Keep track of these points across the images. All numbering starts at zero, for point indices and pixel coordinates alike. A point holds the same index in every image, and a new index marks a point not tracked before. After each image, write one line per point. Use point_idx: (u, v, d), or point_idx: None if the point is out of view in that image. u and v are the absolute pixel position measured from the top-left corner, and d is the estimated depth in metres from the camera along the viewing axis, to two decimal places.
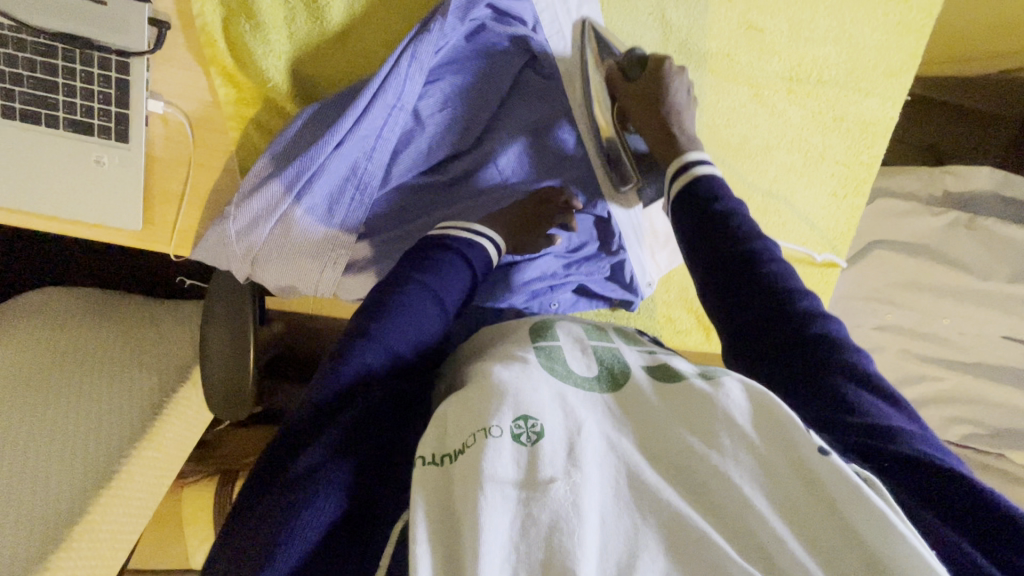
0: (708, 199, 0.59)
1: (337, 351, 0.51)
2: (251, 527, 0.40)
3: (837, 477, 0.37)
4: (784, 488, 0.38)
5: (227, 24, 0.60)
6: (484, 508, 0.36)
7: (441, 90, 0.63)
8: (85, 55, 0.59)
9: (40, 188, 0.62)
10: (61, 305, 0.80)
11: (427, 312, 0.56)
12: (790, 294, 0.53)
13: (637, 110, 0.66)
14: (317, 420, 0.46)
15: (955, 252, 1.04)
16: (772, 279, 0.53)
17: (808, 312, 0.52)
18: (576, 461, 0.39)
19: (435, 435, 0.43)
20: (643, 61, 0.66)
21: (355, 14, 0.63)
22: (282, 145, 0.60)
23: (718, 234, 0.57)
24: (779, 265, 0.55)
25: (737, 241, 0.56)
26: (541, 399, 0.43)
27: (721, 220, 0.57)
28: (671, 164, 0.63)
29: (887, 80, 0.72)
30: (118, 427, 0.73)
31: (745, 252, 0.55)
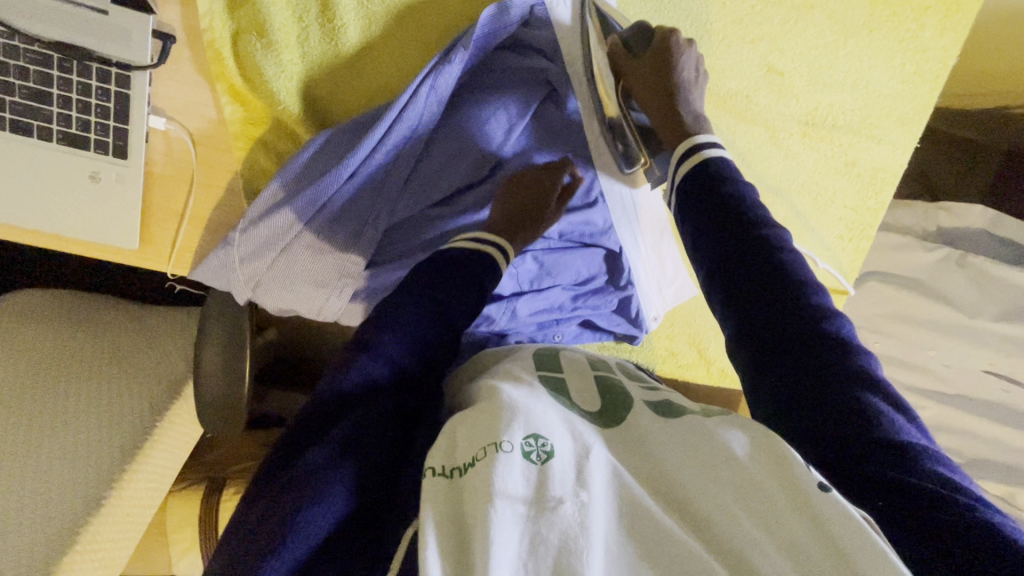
0: (719, 180, 0.56)
1: (344, 359, 0.51)
2: (248, 524, 0.40)
3: (838, 512, 0.36)
4: (780, 520, 0.38)
5: (237, 41, 0.57)
6: (494, 521, 0.37)
7: (457, 120, 0.62)
8: (82, 66, 0.55)
9: (31, 202, 0.59)
10: (45, 315, 0.76)
11: (426, 323, 0.55)
12: (802, 288, 0.50)
13: (644, 85, 0.60)
14: (319, 424, 0.46)
15: (945, 288, 1.07)
16: (785, 269, 0.50)
17: (820, 307, 0.49)
18: (584, 483, 0.40)
19: (445, 448, 0.44)
20: (648, 35, 0.61)
21: (373, 35, 0.60)
22: (297, 168, 0.59)
23: (727, 223, 0.54)
24: (792, 257, 0.52)
25: (750, 231, 0.53)
26: (551, 421, 0.44)
27: (732, 203, 0.54)
28: (681, 144, 0.58)
29: (900, 128, 0.72)
30: (105, 445, 0.71)
31: (758, 241, 0.52)
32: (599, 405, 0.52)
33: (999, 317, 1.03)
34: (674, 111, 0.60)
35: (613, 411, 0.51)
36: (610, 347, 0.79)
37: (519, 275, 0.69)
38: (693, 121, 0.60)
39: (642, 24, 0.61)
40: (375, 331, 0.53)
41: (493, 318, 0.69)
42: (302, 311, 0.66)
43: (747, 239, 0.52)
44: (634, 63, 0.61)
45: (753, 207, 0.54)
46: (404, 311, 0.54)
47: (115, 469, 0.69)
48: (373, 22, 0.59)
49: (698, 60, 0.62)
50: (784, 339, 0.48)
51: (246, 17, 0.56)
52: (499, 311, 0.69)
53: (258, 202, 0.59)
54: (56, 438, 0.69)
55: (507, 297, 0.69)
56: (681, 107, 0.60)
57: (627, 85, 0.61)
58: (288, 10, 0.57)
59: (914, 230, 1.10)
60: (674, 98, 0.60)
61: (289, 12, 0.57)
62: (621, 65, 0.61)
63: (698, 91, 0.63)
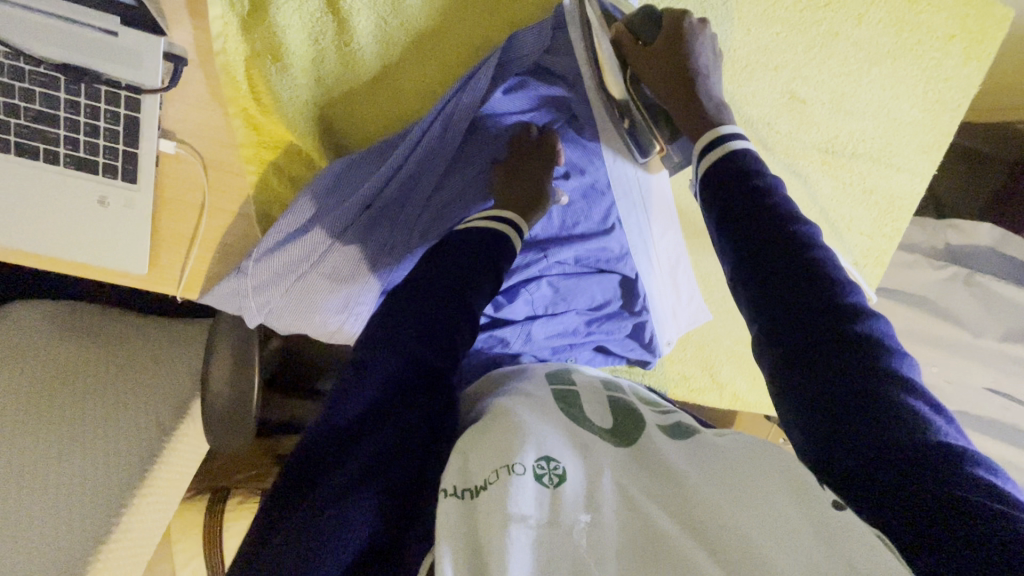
0: (745, 175, 0.53)
1: (348, 375, 0.50)
2: (269, 556, 0.40)
3: (847, 526, 0.37)
4: (792, 535, 0.37)
5: (252, 64, 0.55)
6: (508, 547, 0.37)
7: (472, 146, 0.62)
8: (92, 88, 0.54)
9: (35, 224, 0.57)
10: (47, 335, 0.74)
11: (455, 322, 0.52)
12: (834, 285, 0.46)
13: (659, 70, 0.57)
14: (339, 438, 0.45)
15: (951, 306, 1.07)
16: (818, 265, 0.47)
17: (854, 304, 0.45)
18: (596, 505, 0.41)
19: (458, 467, 0.45)
20: (658, 20, 0.58)
21: (390, 59, 0.58)
22: (319, 192, 0.58)
23: (751, 214, 0.50)
24: (825, 253, 0.48)
25: (778, 221, 0.49)
26: (560, 444, 0.46)
27: (754, 196, 0.51)
28: (704, 134, 0.55)
29: (919, 156, 0.72)
30: (111, 468, 0.69)
31: (787, 235, 0.49)
32: (611, 423, 0.52)
33: (1003, 337, 1.04)
34: (692, 95, 0.57)
35: (625, 433, 0.50)
36: (622, 371, 0.79)
37: (534, 301, 0.68)
38: (711, 107, 0.57)
39: (650, 9, 0.58)
40: (391, 327, 0.51)
41: (508, 342, 0.68)
42: (314, 334, 0.65)
43: (774, 230, 0.49)
44: (645, 50, 0.57)
45: (779, 199, 0.51)
46: (428, 306, 0.52)
47: (122, 493, 0.68)
48: (391, 45, 0.57)
49: (712, 41, 0.60)
50: (811, 338, 0.45)
51: (260, 39, 0.54)
52: (513, 334, 0.68)
53: (278, 225, 0.57)
54: (61, 461, 0.68)
55: (521, 321, 0.68)
56: (697, 88, 0.57)
57: (634, 71, 0.58)
58: (303, 32, 0.54)
59: (922, 247, 1.10)
60: (692, 86, 0.57)
61: (305, 35, 0.54)
62: (626, 52, 0.58)
63: (712, 73, 0.59)
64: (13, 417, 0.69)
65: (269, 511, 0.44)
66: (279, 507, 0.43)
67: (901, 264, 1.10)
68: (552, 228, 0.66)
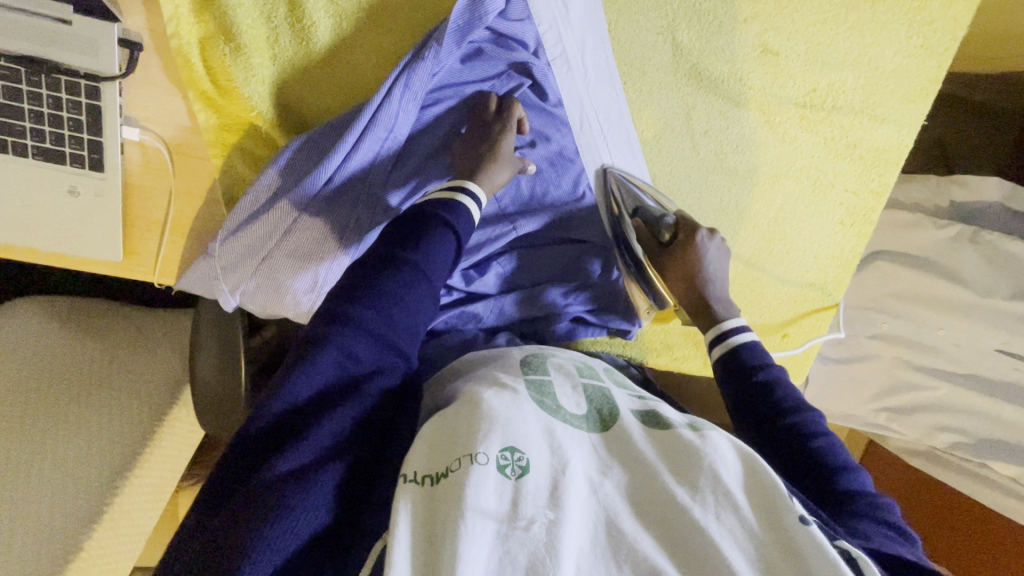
0: (753, 367, 0.62)
1: (300, 355, 0.48)
2: (208, 539, 0.39)
3: (815, 546, 0.40)
4: (760, 551, 0.40)
5: (206, 47, 0.55)
6: (463, 538, 0.37)
7: (433, 116, 0.61)
8: (51, 79, 0.54)
9: (9, 216, 0.59)
10: (42, 326, 0.77)
11: (420, 297, 0.53)
12: (834, 470, 0.55)
13: (676, 272, 0.67)
14: (291, 420, 0.45)
15: (954, 265, 0.99)
16: (821, 452, 0.56)
17: (854, 491, 0.54)
18: (558, 500, 0.40)
19: (422, 454, 0.45)
20: (674, 226, 0.67)
21: (344, 34, 0.58)
22: (282, 169, 0.58)
23: (762, 406, 0.60)
24: (828, 440, 0.58)
25: (785, 417, 0.58)
26: (529, 431, 0.45)
27: (764, 390, 0.60)
28: (709, 331, 0.65)
29: (905, 106, 0.69)
30: (103, 453, 0.71)
31: (790, 429, 0.58)
32: (586, 409, 0.51)
33: (1013, 296, 0.93)
34: (700, 298, 0.67)
35: (599, 417, 0.51)
36: (603, 343, 0.77)
37: (506, 274, 0.68)
38: (720, 309, 0.67)
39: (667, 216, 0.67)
40: (355, 302, 0.51)
41: (481, 317, 0.68)
42: (289, 316, 0.65)
43: (778, 426, 0.58)
44: (663, 252, 0.68)
45: (786, 389, 0.60)
46: (390, 282, 0.52)
47: (113, 474, 0.70)
48: (344, 18, 0.57)
49: (723, 246, 0.68)
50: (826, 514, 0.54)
51: (213, 21, 0.55)
52: (486, 309, 0.68)
53: (241, 205, 0.58)
54: (57, 445, 0.70)
55: (494, 295, 0.68)
56: (706, 293, 0.67)
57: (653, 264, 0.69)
58: (256, 11, 0.55)
59: (924, 206, 1.05)
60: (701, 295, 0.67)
61: (257, 13, 0.55)
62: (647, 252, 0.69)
63: (723, 277, 0.68)
64: (10, 406, 0.71)
65: (211, 493, 0.42)
66: (227, 489, 0.42)
67: (902, 225, 1.06)
68: (521, 197, 0.65)
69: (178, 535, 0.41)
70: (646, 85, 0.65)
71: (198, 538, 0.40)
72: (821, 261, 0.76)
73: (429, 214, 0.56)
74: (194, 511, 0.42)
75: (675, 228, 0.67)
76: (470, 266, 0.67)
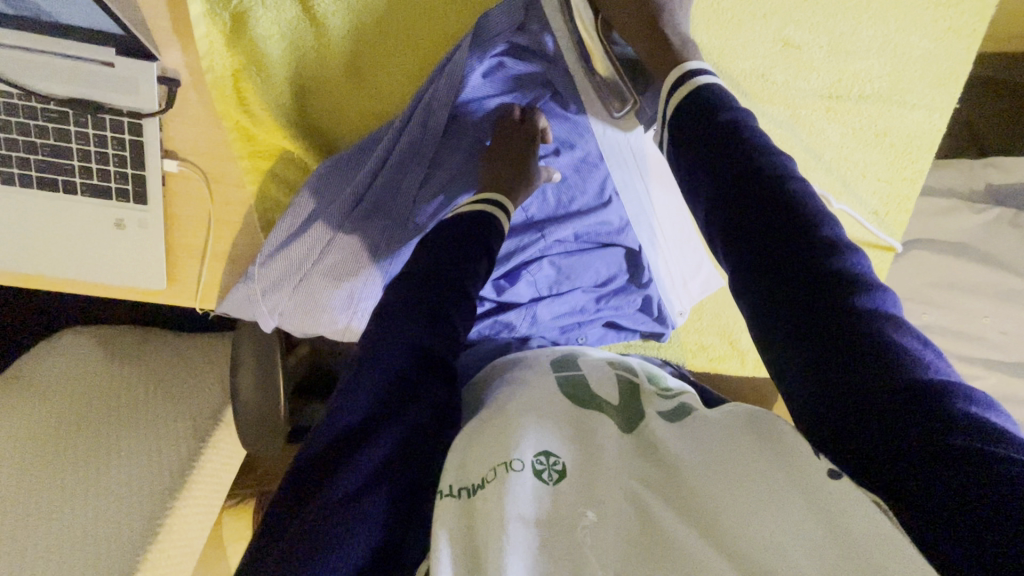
0: (711, 112, 0.50)
1: (353, 375, 0.50)
2: (272, 558, 0.41)
3: (853, 501, 0.36)
4: (787, 505, 0.37)
5: (238, 77, 0.58)
6: (508, 546, 0.38)
7: (458, 131, 0.62)
8: (97, 118, 0.57)
9: (59, 251, 0.61)
10: (93, 356, 0.81)
11: (458, 310, 0.53)
12: (805, 221, 0.44)
13: (626, 10, 0.57)
14: (345, 440, 0.46)
15: (995, 250, 1.00)
16: (791, 206, 0.45)
17: (830, 251, 0.43)
18: (595, 500, 0.41)
19: (456, 465, 0.45)
20: None
21: (369, 56, 0.59)
22: (316, 191, 0.60)
23: (724, 159, 0.48)
24: (800, 186, 0.47)
25: (750, 159, 0.47)
26: (562, 437, 0.46)
27: (725, 133, 0.49)
28: (670, 73, 0.53)
29: (935, 91, 0.67)
30: (153, 474, 0.73)
31: (758, 175, 0.47)
32: (618, 398, 0.52)
33: None
34: (657, 29, 0.56)
35: (631, 415, 0.51)
36: (636, 346, 0.76)
37: (537, 283, 0.67)
38: (678, 45, 0.55)
39: None
40: (399, 317, 0.52)
41: (513, 325, 0.68)
42: (327, 333, 0.66)
43: (743, 172, 0.47)
44: None
45: (753, 135, 0.48)
46: (425, 295, 0.53)
47: (165, 496, 0.72)
48: (367, 42, 0.59)
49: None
50: (792, 272, 0.44)
51: (244, 53, 0.57)
52: (518, 317, 0.68)
53: (278, 228, 0.60)
54: (110, 468, 0.73)
55: (526, 303, 0.68)
56: (661, 21, 0.56)
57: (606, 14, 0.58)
58: (283, 41, 0.57)
59: (961, 190, 1.03)
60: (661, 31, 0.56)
61: (285, 43, 0.57)
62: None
63: (682, 14, 0.58)
64: (63, 431, 0.74)
65: (275, 511, 0.44)
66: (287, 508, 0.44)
67: (939, 210, 1.02)
68: (548, 207, 0.66)
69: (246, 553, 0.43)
70: None
71: (260, 558, 0.42)
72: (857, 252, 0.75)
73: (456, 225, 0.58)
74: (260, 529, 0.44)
75: None
76: (502, 276, 0.67)
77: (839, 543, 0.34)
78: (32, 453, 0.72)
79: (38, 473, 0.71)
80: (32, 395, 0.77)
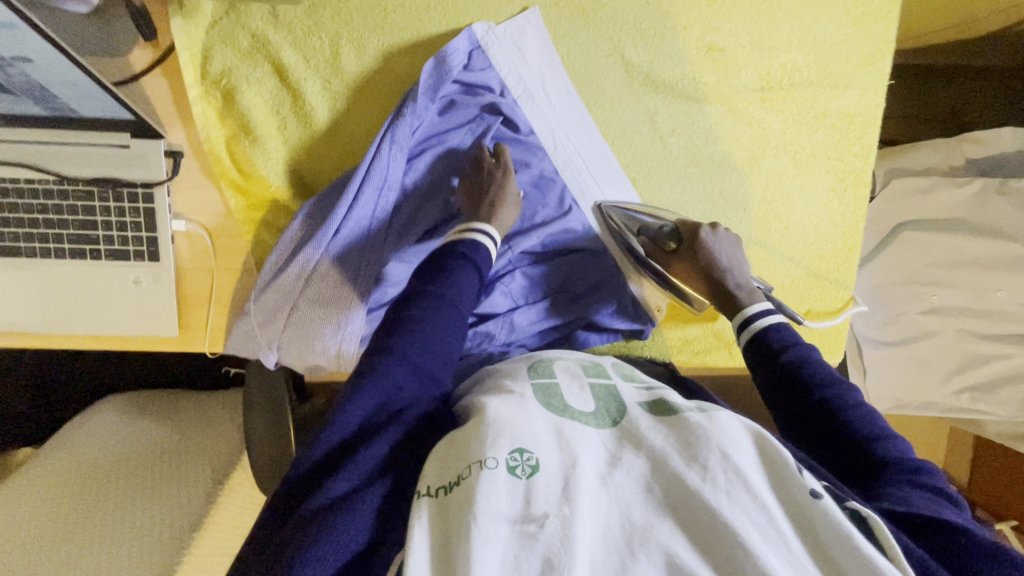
0: (777, 348, 0.62)
1: (346, 390, 0.53)
2: (268, 559, 0.43)
3: (830, 524, 0.40)
4: (776, 528, 0.40)
5: (231, 142, 0.67)
6: (477, 539, 0.39)
7: (422, 165, 0.69)
8: (117, 192, 0.67)
9: (88, 312, 0.70)
10: (128, 421, 0.89)
11: (450, 325, 0.59)
12: (871, 439, 0.55)
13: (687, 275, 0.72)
14: (341, 449, 0.49)
15: (993, 220, 0.96)
16: (855, 424, 0.56)
17: (892, 458, 0.53)
18: (569, 496, 0.41)
19: (435, 469, 0.47)
20: (677, 231, 0.71)
21: (338, 111, 0.68)
22: (303, 223, 0.68)
23: (793, 385, 0.60)
24: (863, 409, 0.57)
25: (816, 388, 0.58)
26: (538, 434, 0.46)
27: (791, 367, 0.60)
28: (734, 319, 0.67)
29: (864, 71, 0.71)
30: (172, 522, 0.77)
31: (823, 402, 0.58)
32: (595, 407, 0.52)
33: None
34: (718, 289, 0.70)
35: (608, 412, 0.51)
36: (619, 347, 0.78)
37: (512, 292, 0.72)
38: (742, 296, 0.69)
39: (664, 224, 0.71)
40: (395, 335, 0.57)
41: (493, 334, 0.71)
42: (324, 365, 0.71)
43: (811, 397, 0.58)
44: (673, 257, 0.72)
45: (817, 367, 0.60)
46: (419, 310, 0.58)
47: (184, 538, 0.75)
48: (337, 98, 0.68)
49: (730, 238, 0.71)
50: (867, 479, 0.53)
51: (235, 122, 0.66)
52: (496, 327, 0.71)
53: (268, 266, 0.67)
54: (131, 518, 0.76)
55: (503, 313, 0.72)
56: (729, 286, 0.69)
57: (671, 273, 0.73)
58: (268, 108, 0.67)
59: (938, 168, 1.03)
60: (722, 288, 0.69)
61: (269, 109, 0.67)
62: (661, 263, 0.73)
63: (737, 265, 0.70)
64: (93, 485, 0.79)
65: (277, 519, 0.48)
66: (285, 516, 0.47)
67: (921, 190, 1.02)
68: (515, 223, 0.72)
69: (248, 563, 0.46)
70: (607, 101, 0.71)
71: (260, 560, 0.45)
72: (826, 224, 0.76)
73: (453, 251, 0.64)
74: (261, 538, 0.47)
75: (678, 231, 0.71)
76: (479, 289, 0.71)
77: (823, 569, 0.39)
78: (63, 508, 0.77)
79: (67, 527, 0.75)
80: (68, 457, 0.82)
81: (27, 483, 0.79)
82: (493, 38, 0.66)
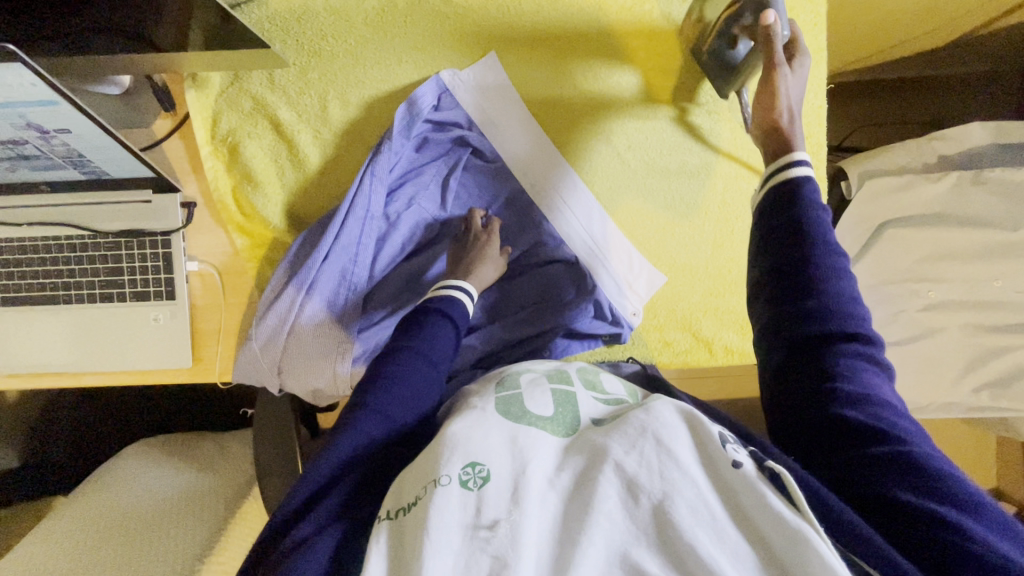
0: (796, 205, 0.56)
1: (325, 439, 0.56)
2: None
3: (755, 498, 0.41)
4: (705, 505, 0.41)
5: (236, 190, 0.77)
6: (428, 552, 0.39)
7: (402, 196, 0.78)
8: (140, 240, 0.76)
9: (115, 350, 0.78)
10: (147, 463, 0.94)
11: (422, 374, 0.62)
12: (832, 313, 0.52)
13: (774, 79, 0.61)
14: (317, 495, 0.51)
15: (969, 211, 0.97)
16: (824, 291, 0.53)
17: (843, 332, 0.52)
18: (517, 501, 0.42)
19: (395, 495, 0.48)
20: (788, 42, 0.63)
21: (328, 157, 0.78)
22: (289, 263, 0.75)
23: (784, 241, 0.55)
24: (839, 273, 0.54)
25: (804, 247, 0.54)
26: (491, 445, 0.46)
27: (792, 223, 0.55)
28: (784, 166, 0.58)
29: None
30: (183, 551, 0.80)
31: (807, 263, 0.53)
32: (553, 411, 0.54)
33: None
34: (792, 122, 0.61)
35: (567, 420, 0.53)
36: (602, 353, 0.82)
37: (488, 306, 0.79)
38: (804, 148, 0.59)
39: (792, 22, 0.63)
40: (371, 390, 0.59)
41: (475, 344, 0.77)
42: (324, 388, 0.76)
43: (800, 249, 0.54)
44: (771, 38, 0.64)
45: (819, 228, 0.54)
46: (391, 367, 0.62)
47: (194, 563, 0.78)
48: (327, 145, 0.78)
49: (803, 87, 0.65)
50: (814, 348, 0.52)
51: (240, 172, 0.76)
52: (479, 338, 0.77)
53: (263, 300, 0.74)
54: (147, 550, 0.80)
55: (483, 325, 0.78)
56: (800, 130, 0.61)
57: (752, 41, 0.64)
58: (267, 158, 0.77)
59: (913, 168, 1.01)
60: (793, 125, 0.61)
61: (268, 159, 0.77)
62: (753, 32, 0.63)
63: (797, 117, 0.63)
64: (116, 520, 0.84)
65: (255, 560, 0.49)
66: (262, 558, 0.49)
67: (896, 189, 1.00)
68: None
69: None
70: (566, 124, 0.78)
71: None
72: None
73: (427, 307, 0.70)
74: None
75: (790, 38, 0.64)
76: None
77: (748, 536, 0.40)
78: (87, 543, 0.81)
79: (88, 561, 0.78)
80: (94, 497, 0.88)
81: (57, 522, 0.85)
82: (458, 82, 0.75)
